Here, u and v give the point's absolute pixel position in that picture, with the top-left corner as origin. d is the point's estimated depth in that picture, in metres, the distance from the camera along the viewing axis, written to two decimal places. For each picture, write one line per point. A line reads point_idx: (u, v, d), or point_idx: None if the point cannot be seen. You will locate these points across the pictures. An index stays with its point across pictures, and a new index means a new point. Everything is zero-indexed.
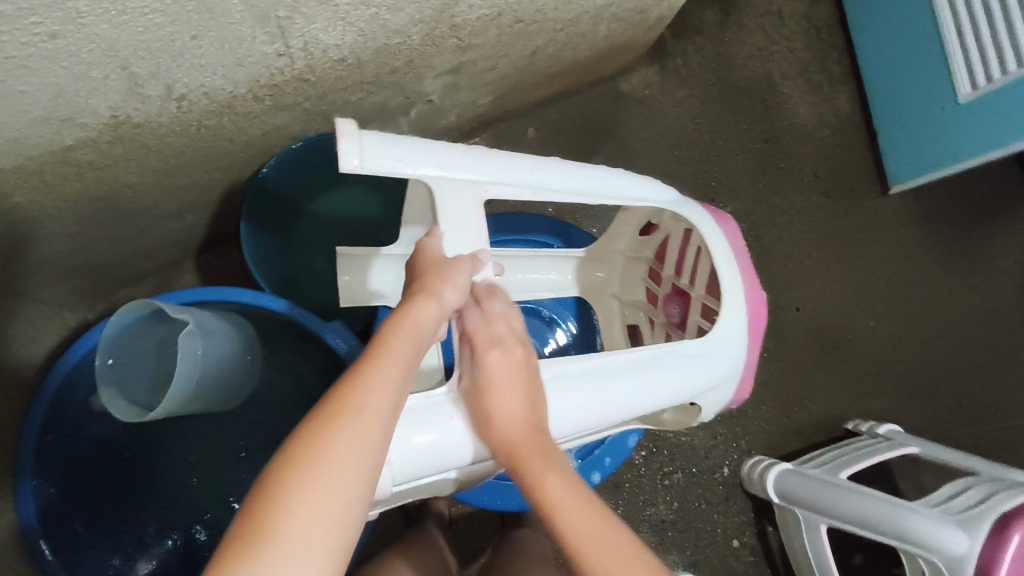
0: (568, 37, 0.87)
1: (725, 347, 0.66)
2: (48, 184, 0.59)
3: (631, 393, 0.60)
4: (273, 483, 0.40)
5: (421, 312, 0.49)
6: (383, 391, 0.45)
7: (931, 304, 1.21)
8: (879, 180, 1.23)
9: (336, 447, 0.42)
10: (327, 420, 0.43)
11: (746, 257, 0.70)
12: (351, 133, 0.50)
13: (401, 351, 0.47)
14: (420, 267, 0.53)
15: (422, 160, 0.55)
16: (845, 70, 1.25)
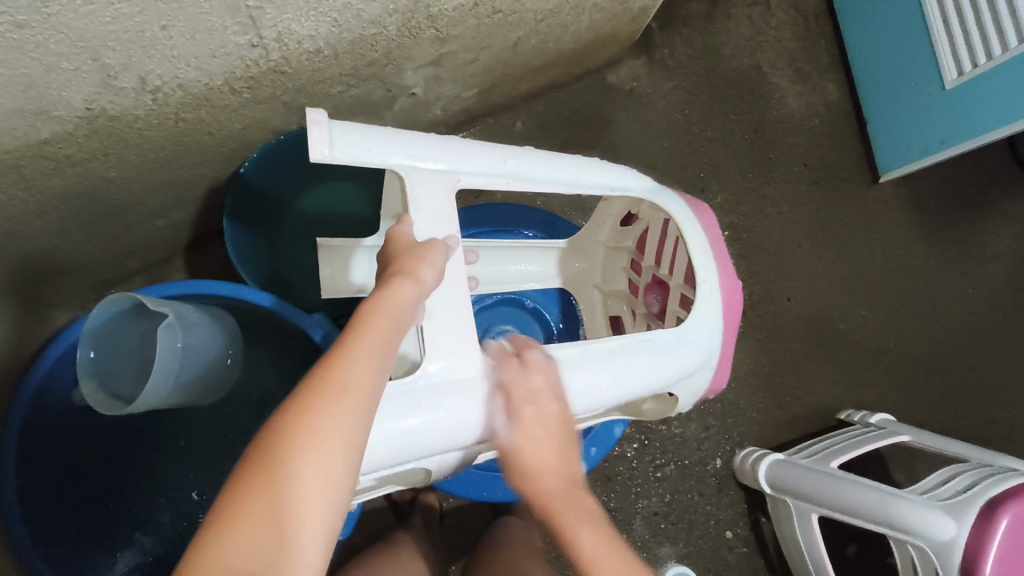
0: (549, 28, 0.87)
1: (700, 335, 0.66)
2: (26, 179, 0.59)
3: (603, 381, 0.59)
4: (251, 467, 0.40)
5: (400, 291, 0.49)
6: (363, 370, 0.45)
7: (922, 292, 1.20)
8: (869, 169, 1.23)
9: (315, 429, 0.41)
10: (305, 402, 0.42)
11: (722, 246, 0.70)
12: (320, 121, 0.50)
13: (379, 330, 0.47)
14: (395, 251, 0.53)
15: (394, 149, 0.55)
16: (833, 59, 1.25)
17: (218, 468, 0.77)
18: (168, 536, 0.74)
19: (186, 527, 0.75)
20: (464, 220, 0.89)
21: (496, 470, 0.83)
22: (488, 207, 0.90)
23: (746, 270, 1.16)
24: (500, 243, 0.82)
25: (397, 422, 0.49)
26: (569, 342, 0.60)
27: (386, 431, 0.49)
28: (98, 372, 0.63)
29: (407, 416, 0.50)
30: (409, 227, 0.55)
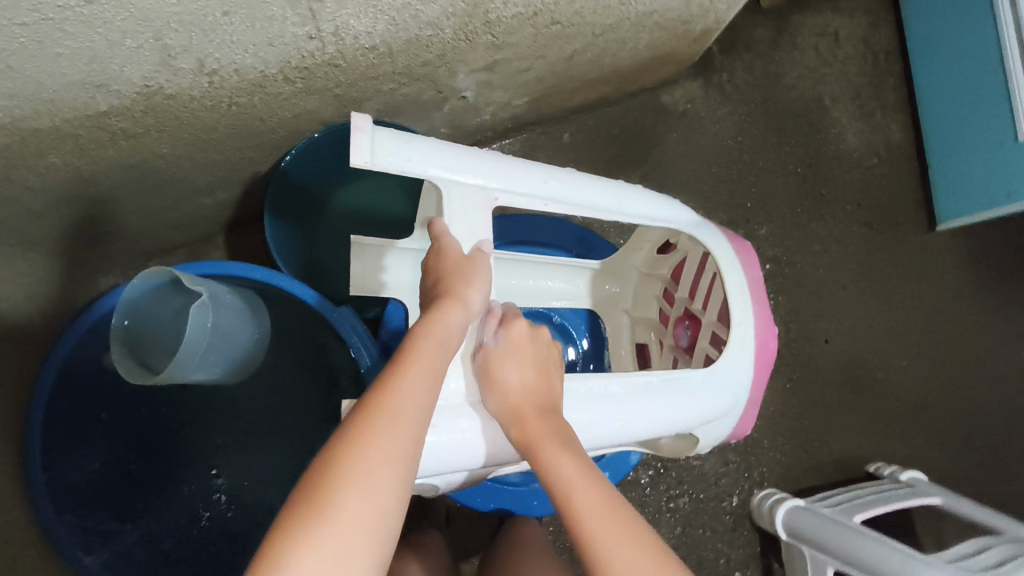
0: (607, 43, 0.86)
1: (730, 380, 0.64)
2: (82, 148, 0.61)
3: (623, 418, 0.58)
4: (313, 489, 0.40)
5: (447, 316, 0.52)
6: (413, 391, 0.46)
7: (971, 349, 1.15)
8: (926, 216, 1.18)
9: (373, 448, 0.42)
10: (361, 423, 0.43)
11: (761, 290, 0.68)
12: (364, 128, 0.50)
13: (426, 352, 0.49)
14: (440, 274, 0.55)
15: (435, 161, 0.55)
16: (899, 98, 1.20)
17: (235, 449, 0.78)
18: (185, 514, 0.75)
19: (188, 507, 0.75)
20: (498, 229, 0.88)
21: (501, 482, 0.82)
22: (524, 217, 0.89)
23: (786, 306, 1.12)
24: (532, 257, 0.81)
25: None
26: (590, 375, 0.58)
27: None
28: (130, 340, 0.64)
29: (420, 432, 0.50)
30: (452, 240, 0.55)
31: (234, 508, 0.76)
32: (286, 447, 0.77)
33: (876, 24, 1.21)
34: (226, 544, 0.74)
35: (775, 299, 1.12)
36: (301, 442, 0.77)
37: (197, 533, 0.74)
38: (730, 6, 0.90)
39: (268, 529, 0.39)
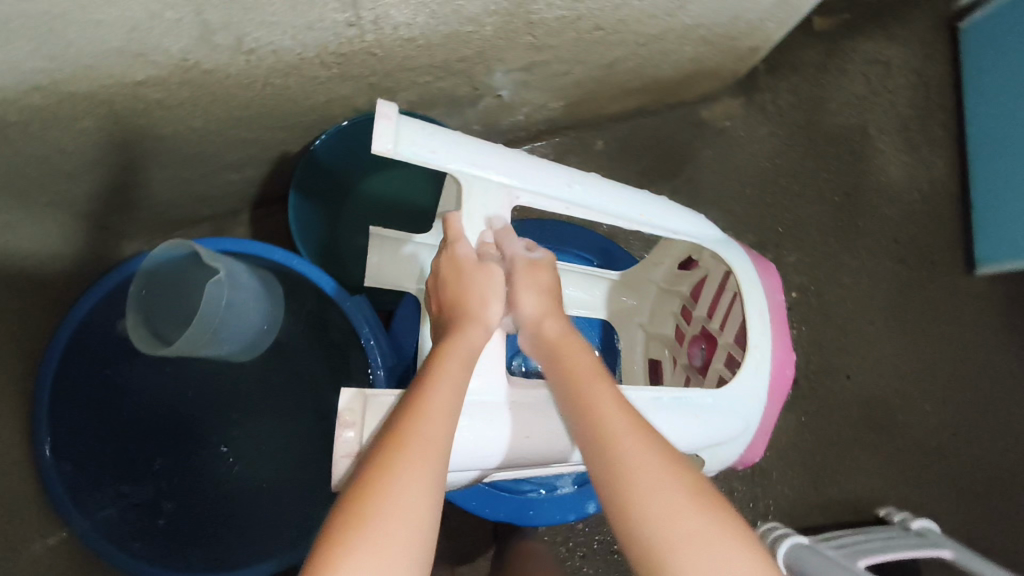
0: (650, 54, 0.84)
1: (742, 406, 0.62)
2: (116, 115, 0.62)
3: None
4: (344, 535, 0.38)
5: (471, 335, 0.50)
6: (443, 420, 0.44)
7: (998, 400, 1.11)
8: (964, 258, 1.14)
9: (407, 486, 0.40)
10: (391, 458, 0.41)
11: (782, 315, 0.65)
12: (388, 116, 0.50)
13: (454, 375, 0.47)
14: (458, 288, 0.53)
15: (458, 155, 0.54)
16: (948, 134, 1.16)
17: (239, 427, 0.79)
18: (182, 483, 0.74)
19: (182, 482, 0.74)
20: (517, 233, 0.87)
21: (498, 487, 0.79)
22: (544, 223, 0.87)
23: (808, 337, 1.09)
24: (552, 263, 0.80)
25: None
26: None
27: None
28: (145, 309, 0.65)
29: None
30: (469, 247, 0.54)
31: (232, 481, 0.75)
32: (289, 428, 0.77)
33: (932, 56, 1.17)
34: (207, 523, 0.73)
35: (798, 329, 1.09)
36: (304, 425, 0.77)
37: (186, 507, 0.73)
38: (781, 26, 0.88)
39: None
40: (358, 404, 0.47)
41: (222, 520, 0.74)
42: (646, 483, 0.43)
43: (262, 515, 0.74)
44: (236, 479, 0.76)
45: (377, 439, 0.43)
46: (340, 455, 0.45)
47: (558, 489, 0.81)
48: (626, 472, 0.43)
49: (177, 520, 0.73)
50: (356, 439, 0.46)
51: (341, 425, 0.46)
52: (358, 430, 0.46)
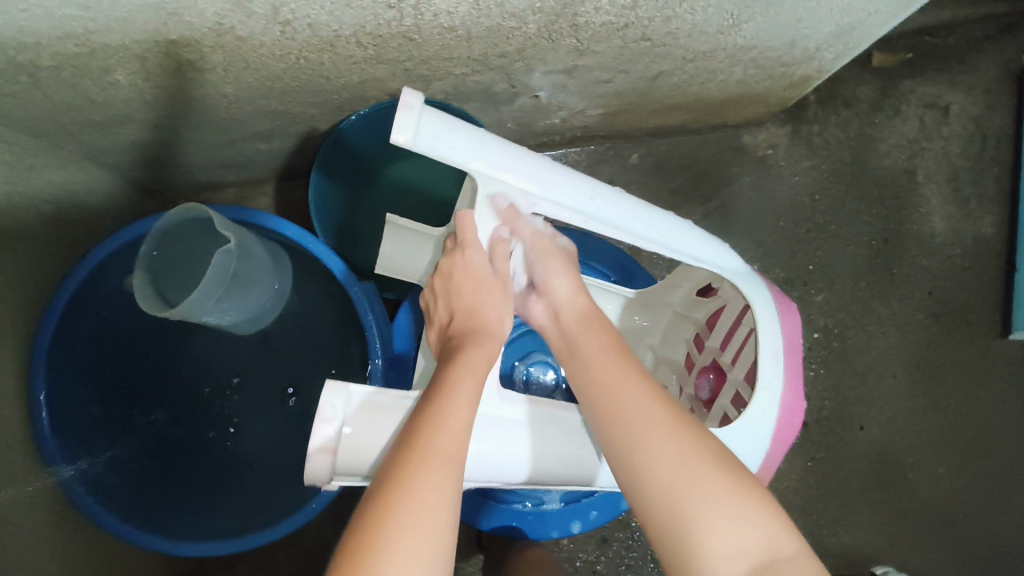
0: (697, 71, 0.82)
1: (743, 449, 0.59)
2: (148, 71, 0.61)
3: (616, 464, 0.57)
4: (369, 542, 0.40)
5: (480, 354, 0.52)
6: (460, 432, 0.46)
7: (1016, 472, 1.06)
8: (1001, 321, 1.08)
9: (431, 496, 0.42)
10: (414, 470, 0.43)
11: (798, 360, 0.62)
12: (411, 105, 0.49)
13: (472, 389, 0.49)
14: (471, 304, 0.56)
15: (479, 152, 0.52)
16: (1001, 190, 1.10)
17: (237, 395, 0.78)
18: (171, 448, 0.75)
19: (168, 443, 0.75)
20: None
21: (486, 493, 0.78)
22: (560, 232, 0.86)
23: (825, 382, 1.06)
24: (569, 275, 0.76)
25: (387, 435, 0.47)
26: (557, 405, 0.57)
27: (372, 441, 0.47)
28: (152, 270, 0.64)
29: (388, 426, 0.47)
30: (480, 258, 0.56)
31: (220, 451, 0.76)
32: (286, 405, 0.78)
33: (996, 106, 1.11)
34: (193, 487, 0.74)
35: (816, 372, 1.06)
36: (299, 402, 0.78)
37: (171, 471, 0.74)
38: (837, 57, 0.84)
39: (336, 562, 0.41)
40: (341, 399, 0.47)
41: (205, 489, 0.74)
42: (653, 460, 0.48)
43: (242, 488, 0.75)
44: (221, 451, 0.76)
45: (396, 448, 0.45)
46: (317, 448, 0.46)
47: (543, 505, 0.78)
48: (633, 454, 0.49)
49: (159, 485, 0.73)
50: (335, 434, 0.46)
51: (321, 418, 0.46)
52: (338, 425, 0.46)
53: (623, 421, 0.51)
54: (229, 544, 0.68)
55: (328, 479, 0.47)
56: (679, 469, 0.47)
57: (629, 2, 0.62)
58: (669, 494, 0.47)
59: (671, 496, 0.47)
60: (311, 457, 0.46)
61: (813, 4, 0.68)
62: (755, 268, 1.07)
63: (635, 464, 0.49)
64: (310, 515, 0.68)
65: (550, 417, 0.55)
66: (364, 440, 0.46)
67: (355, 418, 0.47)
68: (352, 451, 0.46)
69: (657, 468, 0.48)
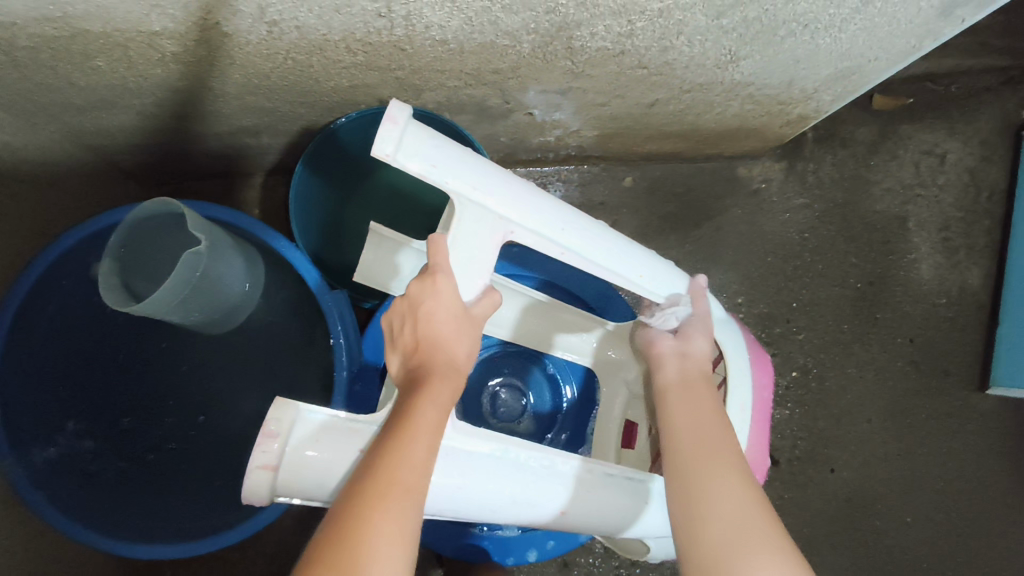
0: (692, 102, 0.81)
1: None
2: (131, 60, 0.60)
3: (566, 506, 0.51)
4: None
5: (443, 390, 0.47)
6: (422, 464, 0.44)
7: (983, 527, 1.05)
8: (980, 374, 1.08)
9: (388, 539, 0.41)
10: (370, 512, 0.41)
11: (765, 414, 0.63)
12: (396, 119, 0.47)
13: (434, 423, 0.45)
14: (439, 337, 0.49)
15: (460, 173, 0.50)
16: (990, 243, 1.10)
17: (203, 392, 0.77)
18: (126, 448, 0.74)
19: (122, 441, 0.74)
20: (505, 256, 0.82)
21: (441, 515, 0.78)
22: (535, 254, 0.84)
23: (799, 421, 1.05)
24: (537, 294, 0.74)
25: (335, 458, 0.45)
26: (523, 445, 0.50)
27: (318, 463, 0.44)
28: (117, 262, 0.62)
29: (338, 452, 0.45)
30: (451, 285, 0.50)
31: (177, 452, 0.75)
32: (251, 406, 0.77)
33: (992, 158, 1.11)
34: (142, 488, 0.73)
35: (792, 411, 1.05)
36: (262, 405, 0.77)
37: (122, 470, 0.73)
38: (835, 99, 0.84)
39: None
40: (287, 415, 0.45)
41: (157, 489, 0.73)
42: (729, 510, 0.49)
43: (196, 490, 0.74)
44: (175, 452, 0.75)
45: (352, 481, 0.43)
46: (257, 465, 0.43)
47: (501, 531, 0.77)
48: (703, 523, 0.49)
49: (111, 484, 0.72)
50: (278, 451, 0.44)
51: (265, 434, 0.44)
52: (281, 443, 0.44)
53: (711, 469, 0.51)
54: (178, 547, 0.66)
55: (266, 499, 0.44)
56: (755, 526, 0.48)
57: (625, 30, 0.61)
58: (734, 542, 0.47)
59: (735, 546, 0.47)
60: (250, 474, 0.44)
61: (812, 47, 0.68)
62: (739, 301, 1.06)
63: (706, 512, 0.49)
64: (264, 522, 0.66)
65: (505, 453, 0.49)
66: (308, 465, 0.44)
67: (301, 439, 0.44)
68: (295, 471, 0.44)
69: (729, 515, 0.48)
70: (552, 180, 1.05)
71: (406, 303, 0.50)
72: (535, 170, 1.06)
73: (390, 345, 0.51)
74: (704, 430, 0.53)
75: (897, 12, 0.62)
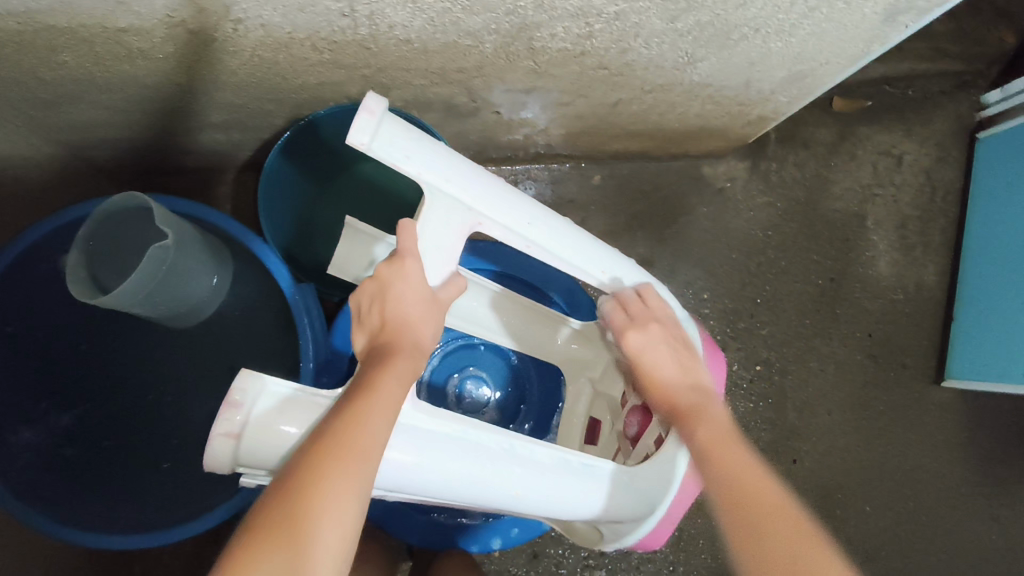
0: (655, 102, 0.83)
1: (654, 488, 0.61)
2: (97, 56, 0.60)
3: (520, 485, 0.53)
4: (270, 532, 0.41)
5: (402, 365, 0.49)
6: (378, 432, 0.46)
7: (938, 515, 1.09)
8: (936, 367, 1.12)
9: (338, 506, 0.43)
10: (324, 472, 0.43)
11: None
12: (372, 110, 0.48)
13: (392, 395, 0.47)
14: (405, 317, 0.51)
15: (433, 164, 0.51)
16: (945, 241, 1.14)
17: (172, 386, 0.79)
18: (95, 440, 0.75)
19: (90, 434, 0.75)
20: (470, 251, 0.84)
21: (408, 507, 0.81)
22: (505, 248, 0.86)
23: (763, 413, 1.08)
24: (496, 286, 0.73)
25: (297, 431, 0.46)
26: (484, 425, 0.53)
27: (279, 434, 0.46)
28: (83, 255, 0.63)
29: (297, 422, 0.46)
30: (419, 270, 0.52)
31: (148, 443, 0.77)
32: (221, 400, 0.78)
33: (946, 159, 1.15)
34: (111, 479, 0.74)
35: (756, 404, 1.08)
36: None
37: (90, 463, 0.74)
38: (792, 101, 0.87)
39: (230, 543, 0.42)
40: (252, 387, 0.46)
41: (128, 480, 0.74)
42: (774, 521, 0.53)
43: (166, 482, 0.75)
44: (145, 443, 0.76)
45: (308, 443, 0.45)
46: (219, 431, 0.45)
47: (465, 519, 0.82)
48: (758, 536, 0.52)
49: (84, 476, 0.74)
50: (240, 420, 0.45)
51: (229, 403, 0.46)
52: (244, 412, 0.46)
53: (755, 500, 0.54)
54: (143, 537, 0.66)
55: (225, 466, 0.46)
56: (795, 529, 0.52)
57: (584, 32, 0.63)
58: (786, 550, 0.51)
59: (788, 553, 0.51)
60: (213, 440, 0.45)
61: (764, 50, 0.70)
62: (705, 297, 1.09)
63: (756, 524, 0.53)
64: (231, 511, 0.67)
65: (463, 433, 0.52)
66: (268, 433, 0.46)
67: (264, 409, 0.46)
68: (254, 441, 0.46)
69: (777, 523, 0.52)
70: (522, 177, 1.07)
71: (375, 284, 0.52)
72: (506, 167, 1.08)
73: (356, 323, 0.53)
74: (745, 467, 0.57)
75: (843, 18, 0.65)
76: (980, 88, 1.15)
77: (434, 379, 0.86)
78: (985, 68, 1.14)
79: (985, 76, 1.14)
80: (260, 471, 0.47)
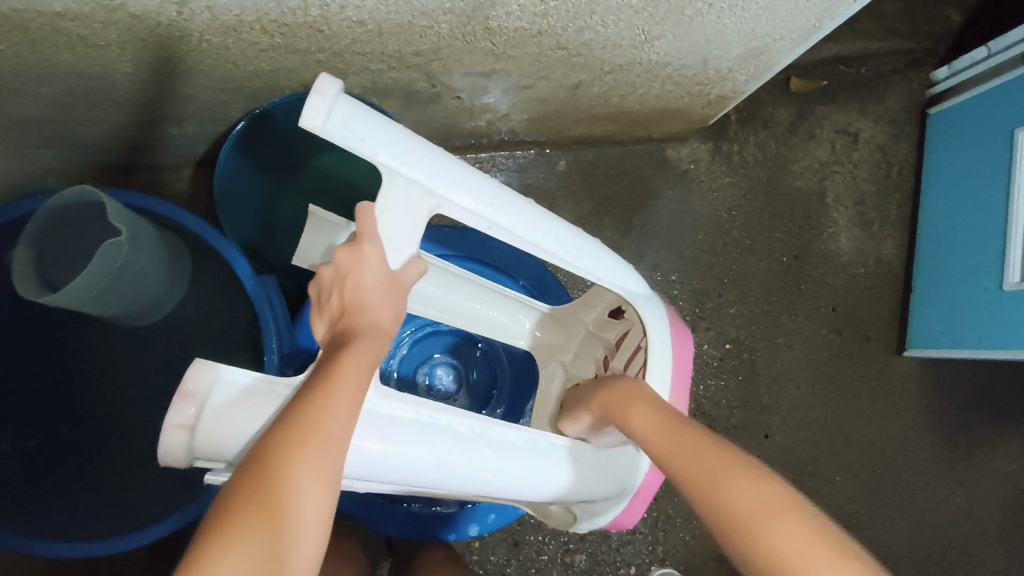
0: (615, 83, 0.84)
1: (622, 465, 0.62)
2: (34, 44, 0.58)
3: (490, 470, 0.53)
4: (236, 522, 0.39)
5: (365, 350, 0.49)
6: (345, 415, 0.45)
7: (905, 481, 1.12)
8: (897, 338, 1.15)
9: (312, 489, 0.42)
10: (291, 457, 0.42)
11: (685, 381, 0.64)
12: (325, 91, 0.46)
13: (359, 377, 0.47)
14: (365, 302, 0.51)
15: (390, 146, 0.50)
16: (901, 215, 1.17)
17: (134, 389, 0.77)
18: (55, 446, 0.74)
19: (49, 441, 0.74)
20: (433, 237, 0.84)
21: (383, 498, 0.80)
22: (471, 234, 0.86)
23: (734, 391, 1.09)
24: (463, 273, 0.72)
25: (257, 421, 0.45)
26: (450, 410, 0.52)
27: (238, 425, 0.44)
28: (30, 248, 0.61)
29: (255, 414, 0.45)
30: (379, 254, 0.51)
31: (113, 447, 0.75)
32: None
33: (900, 135, 1.18)
34: (73, 486, 0.73)
35: (726, 381, 1.09)
36: None
37: (51, 470, 0.73)
38: (749, 79, 0.88)
39: (194, 536, 0.39)
40: (206, 377, 0.44)
41: (90, 486, 0.73)
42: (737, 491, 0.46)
43: (131, 486, 0.74)
44: (106, 448, 0.75)
45: (273, 430, 0.43)
46: (172, 424, 0.44)
47: (440, 508, 0.82)
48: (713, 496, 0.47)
49: (45, 486, 0.72)
50: (194, 411, 0.44)
51: (182, 395, 0.44)
52: (197, 403, 0.44)
53: (768, 522, 0.44)
54: (103, 544, 0.64)
55: (181, 460, 0.44)
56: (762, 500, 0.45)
57: (540, 9, 0.63)
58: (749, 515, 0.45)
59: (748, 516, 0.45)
60: (166, 433, 0.44)
61: (719, 27, 0.71)
62: (673, 279, 1.10)
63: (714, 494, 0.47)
64: (196, 514, 0.65)
65: (429, 419, 0.51)
66: (224, 425, 0.44)
67: (220, 401, 0.45)
68: (211, 432, 0.44)
69: (737, 489, 0.46)
70: (489, 166, 1.07)
71: (334, 269, 0.51)
72: (471, 156, 1.06)
73: (316, 312, 0.53)
74: (740, 485, 0.47)
75: None
76: (929, 65, 1.18)
77: (404, 368, 0.86)
78: (933, 46, 1.17)
79: (933, 54, 1.18)
80: (219, 464, 0.46)
